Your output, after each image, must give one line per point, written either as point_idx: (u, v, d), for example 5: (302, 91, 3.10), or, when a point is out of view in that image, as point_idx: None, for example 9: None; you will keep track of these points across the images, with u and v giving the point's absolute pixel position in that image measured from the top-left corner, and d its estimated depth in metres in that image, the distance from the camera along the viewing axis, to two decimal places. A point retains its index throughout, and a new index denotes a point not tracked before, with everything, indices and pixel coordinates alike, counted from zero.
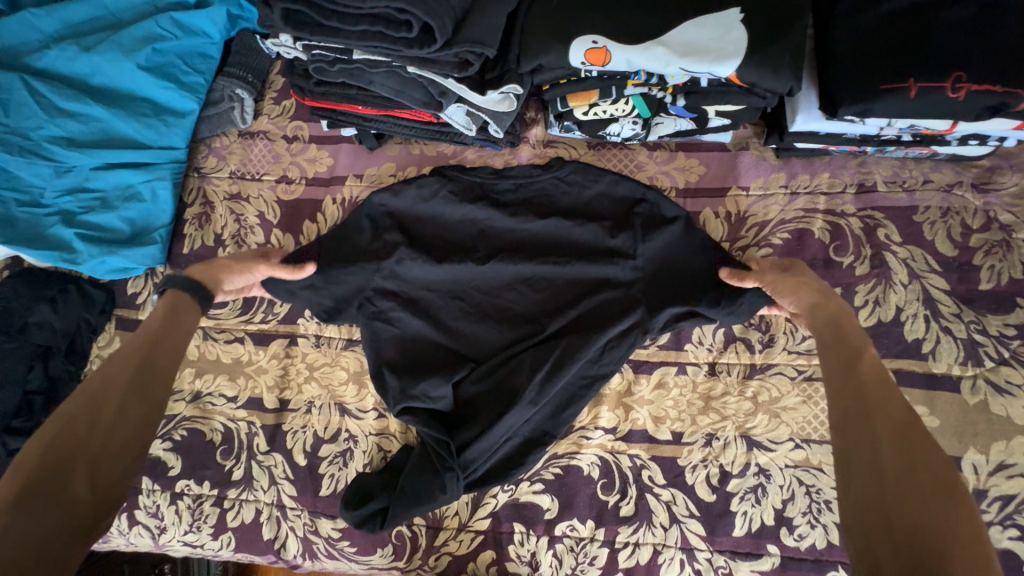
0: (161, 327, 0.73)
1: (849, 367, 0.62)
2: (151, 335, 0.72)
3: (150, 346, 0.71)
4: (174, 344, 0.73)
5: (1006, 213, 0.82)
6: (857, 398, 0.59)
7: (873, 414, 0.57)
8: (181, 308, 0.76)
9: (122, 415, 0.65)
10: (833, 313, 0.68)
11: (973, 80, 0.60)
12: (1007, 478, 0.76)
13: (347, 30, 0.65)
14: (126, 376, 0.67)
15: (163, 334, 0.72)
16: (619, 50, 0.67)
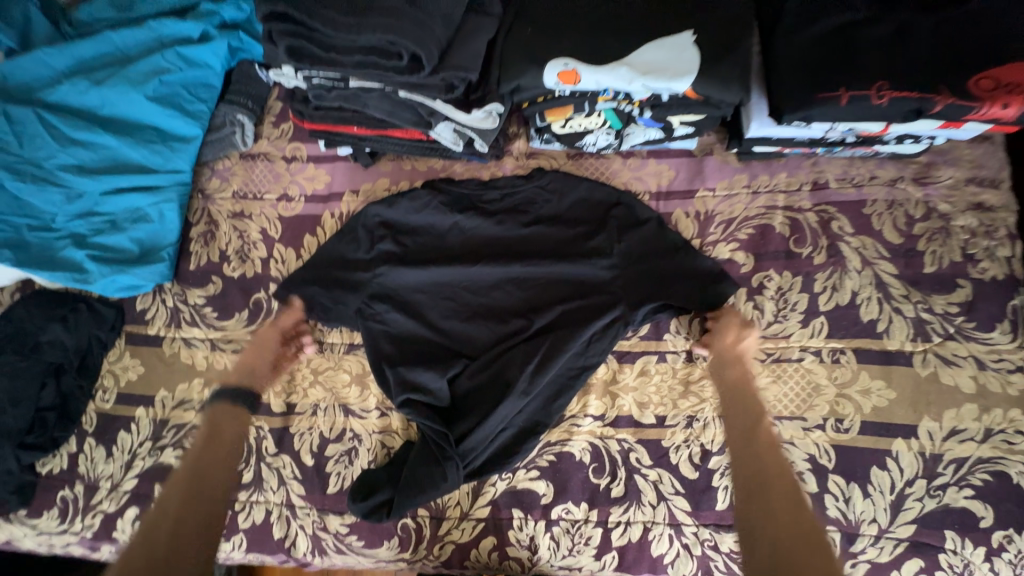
0: (205, 441, 0.89)
1: (750, 430, 0.82)
2: (199, 451, 0.88)
3: (199, 461, 0.87)
4: (221, 453, 0.89)
5: (944, 203, 0.91)
6: (754, 455, 0.80)
7: (765, 469, 0.78)
8: (226, 421, 0.92)
9: (183, 526, 0.79)
10: (741, 374, 0.87)
11: (894, 88, 0.69)
12: (959, 443, 0.84)
13: (344, 61, 0.72)
14: (183, 492, 0.83)
15: (207, 446, 0.88)
16: (587, 71, 0.75)
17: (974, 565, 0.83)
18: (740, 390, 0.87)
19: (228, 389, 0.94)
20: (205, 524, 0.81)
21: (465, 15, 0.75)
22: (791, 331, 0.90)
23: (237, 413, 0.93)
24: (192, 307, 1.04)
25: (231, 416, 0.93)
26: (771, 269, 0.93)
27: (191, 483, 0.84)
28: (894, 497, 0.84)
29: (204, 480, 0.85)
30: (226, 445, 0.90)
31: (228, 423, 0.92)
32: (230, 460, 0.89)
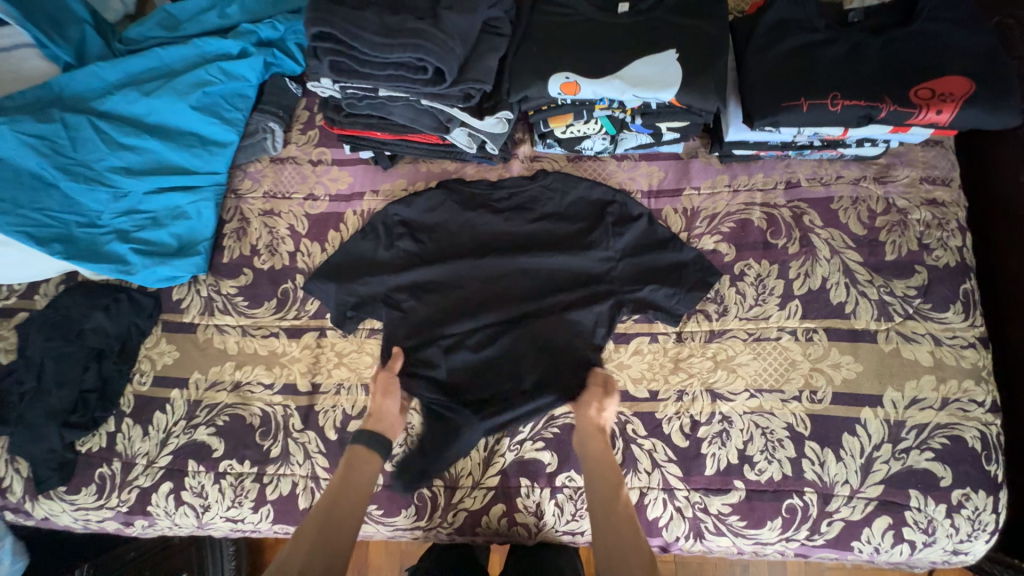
0: (350, 485, 0.92)
1: (608, 510, 0.87)
2: (334, 499, 0.91)
3: (335, 501, 0.90)
4: (354, 499, 0.92)
5: (902, 199, 1.02)
6: (610, 531, 0.85)
7: (621, 547, 0.82)
8: (361, 463, 0.95)
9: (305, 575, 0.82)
10: (601, 447, 0.93)
11: (848, 97, 0.80)
12: (919, 410, 0.94)
13: (376, 74, 0.83)
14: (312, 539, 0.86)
15: (343, 489, 0.92)
16: (586, 83, 0.86)
17: (936, 521, 0.92)
18: (602, 463, 0.92)
19: (366, 434, 0.96)
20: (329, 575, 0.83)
21: (480, 35, 0.87)
22: (770, 313, 1.00)
23: (371, 461, 0.96)
24: (225, 297, 1.14)
25: (368, 463, 0.95)
26: (751, 258, 1.03)
27: (319, 526, 0.87)
28: (864, 460, 0.93)
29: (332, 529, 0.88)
30: (359, 492, 0.93)
31: (359, 467, 0.95)
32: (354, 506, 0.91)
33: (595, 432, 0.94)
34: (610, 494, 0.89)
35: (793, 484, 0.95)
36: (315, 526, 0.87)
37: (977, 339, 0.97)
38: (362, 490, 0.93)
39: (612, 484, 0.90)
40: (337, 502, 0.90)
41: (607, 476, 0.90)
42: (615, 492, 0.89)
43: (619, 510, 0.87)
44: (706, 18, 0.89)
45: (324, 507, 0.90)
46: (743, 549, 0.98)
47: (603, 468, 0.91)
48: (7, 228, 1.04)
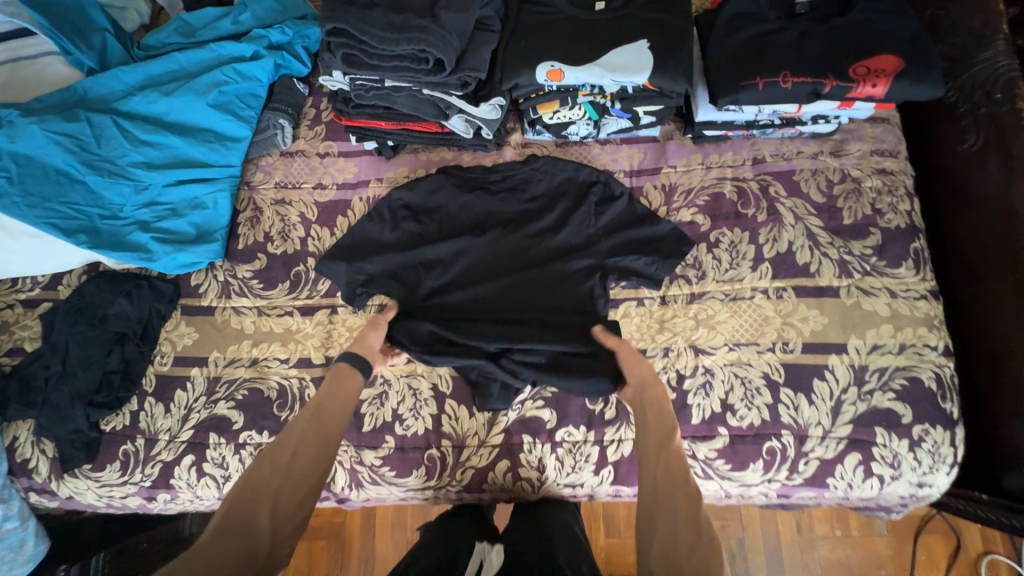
0: (334, 392, 0.97)
1: (658, 447, 0.88)
2: (318, 405, 0.94)
3: (321, 405, 0.95)
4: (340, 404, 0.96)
5: (855, 170, 1.14)
6: (659, 464, 0.86)
7: (668, 482, 0.84)
8: (345, 375, 1.00)
9: (293, 466, 0.87)
10: (657, 393, 0.96)
11: (797, 75, 0.92)
12: (880, 355, 1.04)
13: (383, 66, 0.94)
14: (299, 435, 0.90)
15: (330, 396, 0.96)
16: (569, 70, 0.97)
17: (900, 455, 1.02)
18: (658, 406, 0.94)
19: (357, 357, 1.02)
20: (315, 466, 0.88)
21: (474, 32, 0.97)
22: (743, 275, 1.11)
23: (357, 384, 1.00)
24: (241, 281, 1.22)
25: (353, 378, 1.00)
26: (724, 227, 1.14)
27: (305, 425, 0.91)
28: (834, 403, 1.03)
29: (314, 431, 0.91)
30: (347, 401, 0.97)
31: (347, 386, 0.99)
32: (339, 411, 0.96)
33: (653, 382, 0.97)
34: (663, 435, 0.90)
35: (772, 428, 1.04)
36: (300, 425, 0.91)
37: (928, 291, 1.08)
38: (346, 399, 0.98)
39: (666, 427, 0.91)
40: (323, 407, 0.95)
41: (663, 419, 0.92)
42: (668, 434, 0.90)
43: (671, 449, 0.87)
44: (672, 12, 1.01)
45: (311, 409, 0.94)
46: (730, 492, 1.07)
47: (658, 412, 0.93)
48: (37, 220, 1.12)
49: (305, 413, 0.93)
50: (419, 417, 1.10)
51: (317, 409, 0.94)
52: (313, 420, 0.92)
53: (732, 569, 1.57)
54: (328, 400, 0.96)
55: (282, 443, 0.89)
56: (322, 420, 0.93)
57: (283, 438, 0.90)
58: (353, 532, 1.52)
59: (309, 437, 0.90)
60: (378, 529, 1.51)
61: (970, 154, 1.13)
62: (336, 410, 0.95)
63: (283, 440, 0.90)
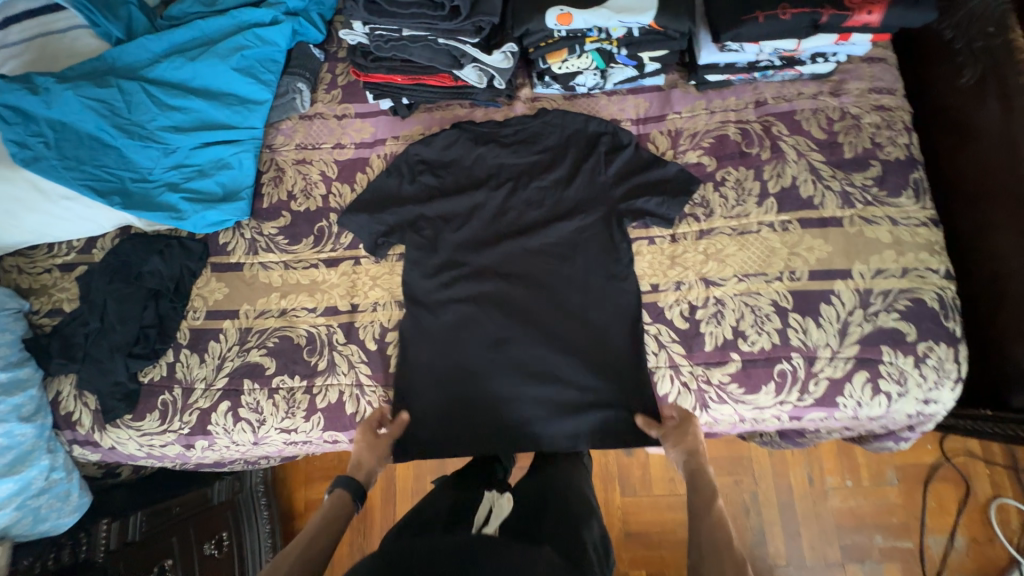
0: (330, 522, 0.94)
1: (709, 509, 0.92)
2: (318, 530, 0.92)
3: (322, 527, 0.93)
4: (333, 535, 0.93)
5: (855, 107, 1.19)
6: (707, 534, 0.89)
7: (715, 543, 0.87)
8: (341, 506, 0.98)
9: None
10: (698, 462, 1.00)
11: (795, 8, 0.97)
12: (884, 279, 1.08)
13: (401, 13, 0.99)
14: (289, 566, 0.85)
15: (326, 521, 0.94)
16: (578, 13, 1.02)
17: (906, 372, 1.06)
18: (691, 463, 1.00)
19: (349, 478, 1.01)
20: None
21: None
22: (750, 211, 1.16)
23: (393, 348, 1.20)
24: (267, 237, 1.27)
25: (352, 506, 1.00)
26: (730, 167, 1.19)
27: (308, 556, 0.87)
28: (841, 325, 1.08)
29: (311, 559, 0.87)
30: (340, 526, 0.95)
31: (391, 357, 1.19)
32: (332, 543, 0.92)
33: (685, 440, 1.03)
34: (704, 495, 0.95)
35: (782, 351, 1.08)
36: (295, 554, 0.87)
37: (929, 219, 1.12)
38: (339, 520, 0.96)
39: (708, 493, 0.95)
40: (324, 531, 0.92)
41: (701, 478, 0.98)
42: (707, 492, 0.95)
43: (707, 502, 0.93)
44: None
45: (306, 536, 0.91)
46: (744, 416, 1.12)
47: (695, 473, 0.98)
48: (75, 182, 1.19)
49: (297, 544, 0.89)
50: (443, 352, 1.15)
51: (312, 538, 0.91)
52: (308, 552, 0.88)
53: (745, 523, 1.61)
54: (328, 526, 0.93)
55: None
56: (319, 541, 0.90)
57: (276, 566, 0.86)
58: (374, 504, 1.61)
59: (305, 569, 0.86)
60: (398, 502, 1.60)
61: (967, 89, 1.17)
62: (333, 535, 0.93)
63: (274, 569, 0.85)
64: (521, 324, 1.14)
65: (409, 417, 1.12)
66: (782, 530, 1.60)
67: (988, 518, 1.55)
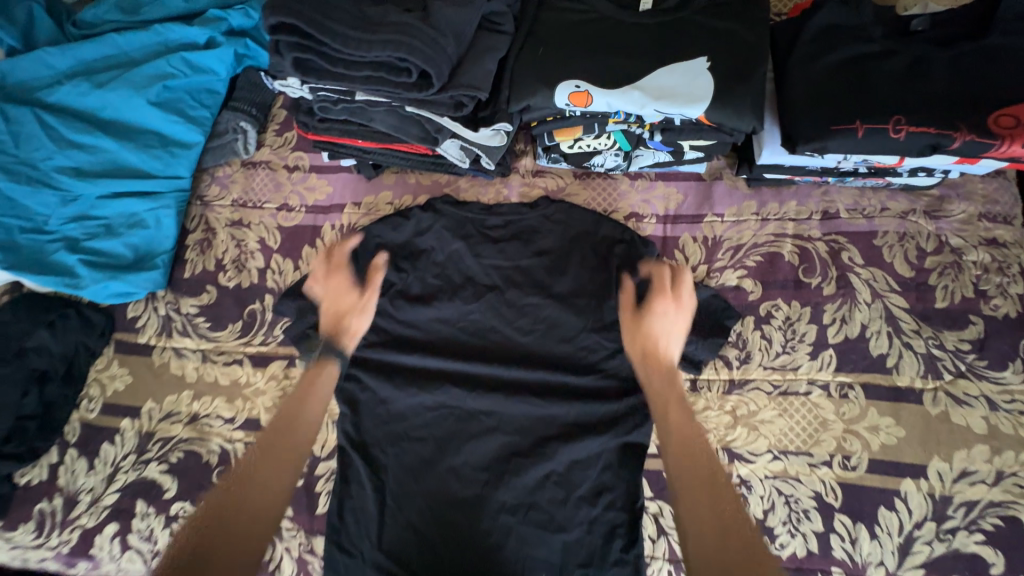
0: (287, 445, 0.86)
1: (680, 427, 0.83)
2: (285, 418, 0.88)
3: (275, 440, 0.86)
4: (302, 430, 0.88)
5: (956, 237, 0.90)
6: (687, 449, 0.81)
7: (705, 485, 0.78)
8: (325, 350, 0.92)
9: (239, 509, 0.78)
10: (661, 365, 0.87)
11: (912, 123, 0.67)
12: (969, 485, 0.81)
13: (351, 75, 0.70)
14: (254, 460, 0.83)
15: (281, 442, 0.86)
16: (599, 93, 0.73)
17: None
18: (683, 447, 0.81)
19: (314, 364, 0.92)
20: (260, 514, 0.79)
21: (478, 33, 0.75)
22: (799, 363, 0.88)
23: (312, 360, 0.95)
24: (184, 316, 1.01)
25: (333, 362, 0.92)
26: (779, 299, 0.91)
27: (254, 512, 0.79)
28: (905, 540, 0.81)
29: (256, 509, 0.79)
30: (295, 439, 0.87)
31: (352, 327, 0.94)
32: (297, 447, 0.87)
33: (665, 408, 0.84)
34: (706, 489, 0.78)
35: (820, 564, 0.82)
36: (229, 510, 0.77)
37: None
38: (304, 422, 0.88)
39: (711, 479, 0.79)
40: (273, 453, 0.84)
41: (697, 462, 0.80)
42: (709, 494, 0.77)
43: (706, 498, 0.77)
44: (745, 21, 0.76)
45: (257, 450, 0.84)
46: None
47: (683, 455, 0.80)
48: None
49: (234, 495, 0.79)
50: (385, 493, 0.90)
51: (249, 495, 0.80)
52: (252, 503, 0.79)
53: None
54: (276, 453, 0.84)
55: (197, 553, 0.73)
56: (263, 475, 0.82)
57: (201, 519, 0.77)
58: None
59: (249, 521, 0.78)
60: None
61: None
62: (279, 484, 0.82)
63: (205, 524, 0.76)
64: (486, 475, 0.90)
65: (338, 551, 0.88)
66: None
67: None
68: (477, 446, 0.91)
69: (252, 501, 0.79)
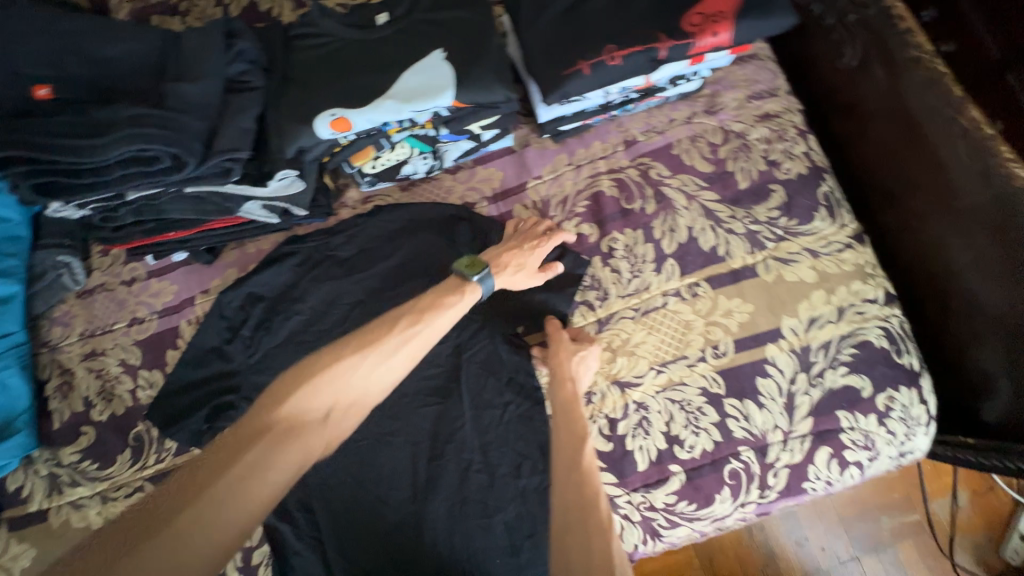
0: (308, 372, 0.73)
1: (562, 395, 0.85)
2: (305, 403, 0.71)
3: (291, 428, 0.69)
4: (300, 412, 0.71)
5: (736, 123, 0.99)
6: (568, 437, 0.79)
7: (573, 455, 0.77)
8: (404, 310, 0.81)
9: (230, 500, 0.63)
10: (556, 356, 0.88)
11: (623, 48, 0.75)
12: (819, 329, 0.90)
13: (107, 180, 0.70)
14: (251, 448, 0.66)
15: (305, 389, 0.72)
16: (355, 114, 0.77)
17: (872, 433, 0.88)
18: (566, 423, 0.81)
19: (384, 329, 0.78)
20: (245, 506, 0.64)
21: (226, 96, 0.77)
22: (649, 282, 0.94)
23: None
24: (69, 468, 0.97)
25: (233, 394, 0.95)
26: (614, 231, 0.97)
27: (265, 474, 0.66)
28: (785, 398, 0.88)
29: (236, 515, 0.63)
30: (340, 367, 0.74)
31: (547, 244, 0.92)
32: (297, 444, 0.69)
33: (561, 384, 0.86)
34: (581, 465, 0.75)
35: (727, 449, 0.88)
36: (194, 518, 0.61)
37: (851, 239, 0.94)
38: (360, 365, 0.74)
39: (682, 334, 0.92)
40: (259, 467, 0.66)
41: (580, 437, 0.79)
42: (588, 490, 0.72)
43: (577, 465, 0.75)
44: (467, 6, 0.83)
45: (266, 432, 0.68)
46: (705, 531, 0.91)
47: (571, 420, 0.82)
48: None
49: (241, 486, 0.64)
50: (325, 554, 0.90)
51: (302, 420, 0.70)
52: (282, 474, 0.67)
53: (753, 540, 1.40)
54: (307, 373, 0.73)
55: (270, 422, 0.69)
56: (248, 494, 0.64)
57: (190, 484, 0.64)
58: None
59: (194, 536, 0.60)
60: None
61: (852, 69, 1.04)
62: (374, 331, 0.77)
63: (214, 463, 0.66)
64: (416, 495, 0.91)
65: None
66: (789, 540, 1.40)
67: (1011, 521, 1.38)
68: (397, 471, 0.92)
69: (235, 505, 0.63)
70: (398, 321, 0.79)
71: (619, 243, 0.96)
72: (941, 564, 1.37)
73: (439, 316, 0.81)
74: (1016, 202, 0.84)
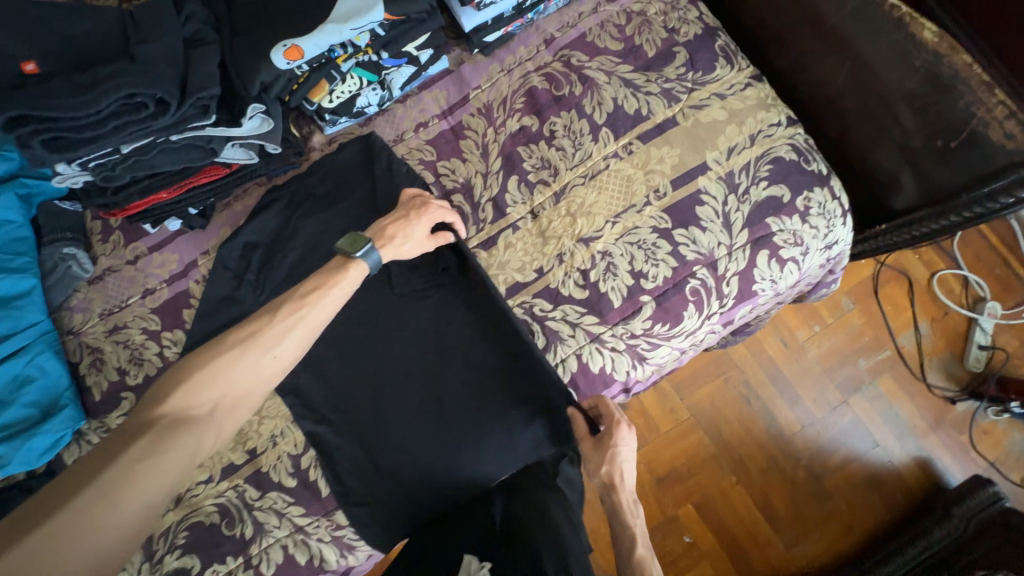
0: (249, 342, 0.78)
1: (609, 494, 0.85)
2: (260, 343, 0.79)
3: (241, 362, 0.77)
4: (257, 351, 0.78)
5: (635, 4, 1.14)
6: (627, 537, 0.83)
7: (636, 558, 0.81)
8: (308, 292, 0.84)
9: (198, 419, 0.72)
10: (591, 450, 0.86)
11: None
12: (737, 155, 1.05)
13: (103, 132, 0.82)
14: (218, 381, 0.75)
15: (188, 386, 0.73)
16: (304, 41, 0.89)
17: (799, 231, 1.04)
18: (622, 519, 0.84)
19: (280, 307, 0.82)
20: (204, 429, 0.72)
21: (188, 49, 0.88)
22: (590, 151, 1.08)
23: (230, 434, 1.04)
24: None
25: None
26: (552, 117, 1.10)
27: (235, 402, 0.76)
28: (722, 218, 1.04)
29: (110, 523, 0.62)
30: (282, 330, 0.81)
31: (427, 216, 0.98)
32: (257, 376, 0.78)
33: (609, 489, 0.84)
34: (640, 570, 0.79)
35: (685, 270, 1.03)
36: (61, 529, 0.60)
37: (750, 78, 1.10)
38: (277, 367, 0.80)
39: (626, 187, 1.06)
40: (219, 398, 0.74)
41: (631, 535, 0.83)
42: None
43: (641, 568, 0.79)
44: None
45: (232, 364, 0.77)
46: (682, 347, 1.07)
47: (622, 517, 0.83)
48: None
49: (134, 472, 0.65)
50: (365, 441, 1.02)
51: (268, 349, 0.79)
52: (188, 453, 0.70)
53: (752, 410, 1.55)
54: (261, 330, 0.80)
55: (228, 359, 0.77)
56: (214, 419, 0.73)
57: (80, 476, 0.63)
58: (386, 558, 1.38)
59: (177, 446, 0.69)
60: None
61: None
62: (252, 324, 0.79)
63: (98, 460, 0.65)
64: (433, 375, 1.03)
65: (362, 511, 0.99)
66: (783, 401, 1.55)
67: (965, 348, 1.58)
68: (412, 359, 1.04)
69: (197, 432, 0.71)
70: (288, 304, 0.82)
71: (558, 122, 1.10)
72: (915, 387, 1.55)
73: (325, 297, 0.84)
74: (869, 10, 1.00)
